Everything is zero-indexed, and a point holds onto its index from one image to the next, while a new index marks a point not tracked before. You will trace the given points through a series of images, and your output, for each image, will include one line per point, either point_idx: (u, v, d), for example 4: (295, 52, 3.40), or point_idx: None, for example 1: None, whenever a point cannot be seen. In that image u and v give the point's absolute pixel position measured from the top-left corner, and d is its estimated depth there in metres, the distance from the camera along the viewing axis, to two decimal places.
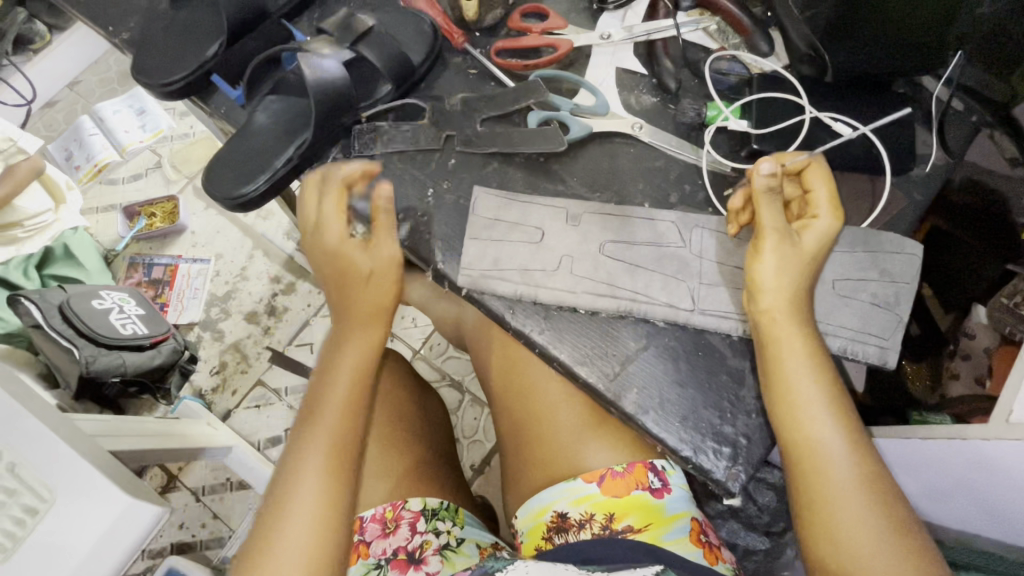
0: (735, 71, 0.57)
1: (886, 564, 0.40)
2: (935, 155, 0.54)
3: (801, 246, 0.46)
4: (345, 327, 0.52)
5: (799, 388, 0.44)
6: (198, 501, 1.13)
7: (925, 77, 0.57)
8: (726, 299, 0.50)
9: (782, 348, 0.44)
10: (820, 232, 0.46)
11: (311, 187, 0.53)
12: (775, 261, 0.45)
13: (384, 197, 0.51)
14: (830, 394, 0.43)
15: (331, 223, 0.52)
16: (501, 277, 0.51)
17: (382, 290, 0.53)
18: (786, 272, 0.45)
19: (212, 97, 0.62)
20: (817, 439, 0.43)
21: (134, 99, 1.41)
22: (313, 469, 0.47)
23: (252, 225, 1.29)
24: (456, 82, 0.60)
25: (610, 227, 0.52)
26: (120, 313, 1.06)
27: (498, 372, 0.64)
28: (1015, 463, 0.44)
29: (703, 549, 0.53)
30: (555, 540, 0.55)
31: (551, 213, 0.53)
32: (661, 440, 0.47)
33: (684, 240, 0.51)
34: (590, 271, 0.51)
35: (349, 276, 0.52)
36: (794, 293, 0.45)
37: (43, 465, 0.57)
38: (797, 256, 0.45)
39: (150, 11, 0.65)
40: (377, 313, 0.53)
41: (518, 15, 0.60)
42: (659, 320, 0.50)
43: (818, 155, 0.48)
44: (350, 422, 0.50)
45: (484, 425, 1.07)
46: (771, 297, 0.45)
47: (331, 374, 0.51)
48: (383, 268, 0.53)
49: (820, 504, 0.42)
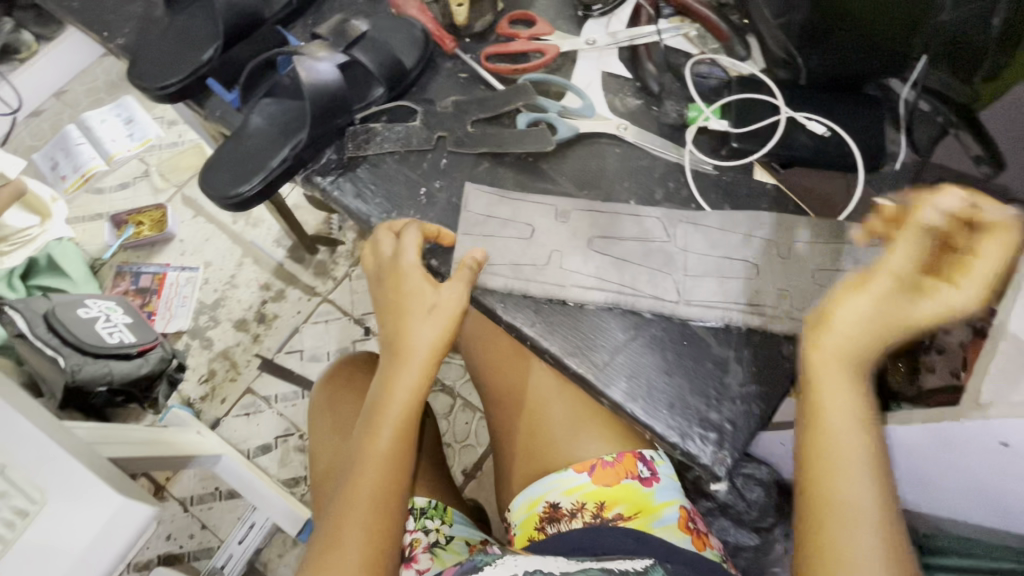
0: (714, 74, 0.60)
1: None
2: (903, 153, 0.58)
3: (911, 309, 0.40)
4: (398, 366, 0.51)
5: (838, 431, 0.40)
6: (186, 512, 1.11)
7: (893, 80, 0.60)
8: (710, 290, 0.51)
9: (830, 390, 0.41)
10: (949, 304, 0.40)
11: (382, 233, 0.54)
12: (867, 308, 0.41)
13: (474, 260, 0.51)
14: (867, 438, 0.40)
15: (402, 262, 0.51)
16: (492, 272, 0.53)
17: (439, 331, 0.50)
18: (867, 322, 0.41)
19: (207, 101, 0.63)
20: (844, 487, 0.39)
21: (122, 108, 1.40)
22: (361, 514, 0.48)
23: (241, 233, 1.30)
24: (447, 85, 0.62)
25: (598, 223, 0.54)
26: (106, 322, 1.05)
27: (491, 368, 0.65)
28: (984, 441, 0.46)
29: (691, 536, 0.55)
30: (547, 530, 0.56)
31: (540, 210, 0.55)
32: (650, 427, 0.49)
33: (668, 235, 0.53)
34: (579, 264, 0.53)
35: (407, 314, 0.51)
36: (863, 340, 0.41)
37: (35, 467, 0.56)
38: (891, 310, 0.40)
39: (145, 18, 0.66)
40: (431, 355, 0.50)
41: (506, 21, 0.63)
42: (646, 312, 0.52)
43: (1016, 222, 0.38)
44: (399, 469, 0.50)
45: (476, 429, 1.08)
46: (846, 344, 0.41)
47: (384, 416, 0.50)
48: (443, 311, 0.50)
49: (829, 541, 0.38)
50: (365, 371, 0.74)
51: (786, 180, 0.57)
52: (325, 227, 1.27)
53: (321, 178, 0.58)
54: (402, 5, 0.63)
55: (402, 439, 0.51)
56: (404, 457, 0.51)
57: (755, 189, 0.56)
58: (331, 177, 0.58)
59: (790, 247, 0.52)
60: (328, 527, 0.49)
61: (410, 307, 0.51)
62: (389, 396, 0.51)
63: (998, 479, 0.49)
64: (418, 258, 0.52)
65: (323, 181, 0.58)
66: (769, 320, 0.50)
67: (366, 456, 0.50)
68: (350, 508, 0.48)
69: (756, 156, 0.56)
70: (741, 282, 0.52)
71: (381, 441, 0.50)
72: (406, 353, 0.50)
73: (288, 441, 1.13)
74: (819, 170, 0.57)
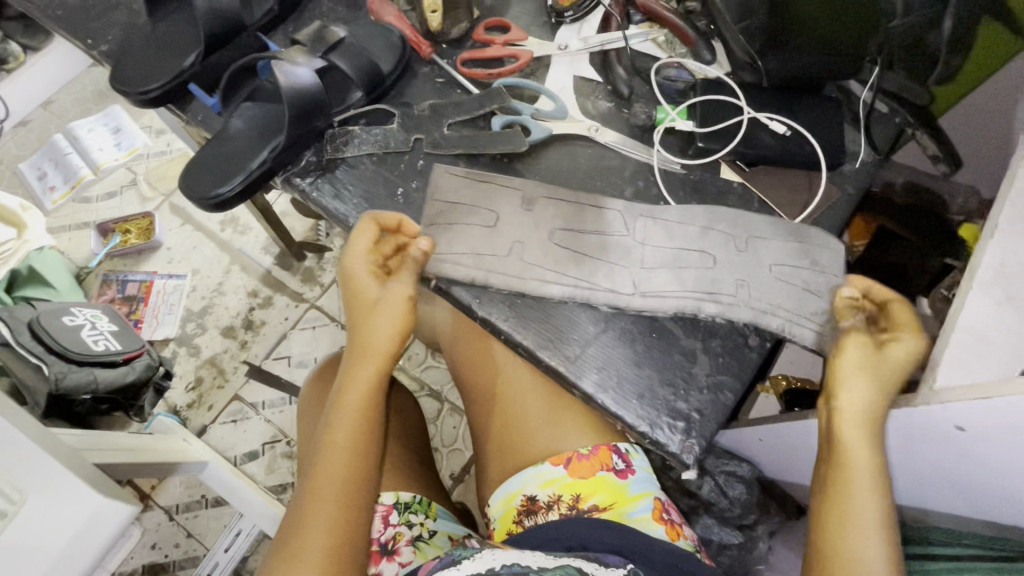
0: (682, 77, 0.62)
1: None
2: (864, 152, 0.60)
3: (887, 357, 0.47)
4: (356, 361, 0.53)
5: (858, 485, 0.45)
6: (172, 520, 1.11)
7: (852, 82, 0.63)
8: (669, 279, 0.53)
9: (853, 447, 0.46)
10: (910, 346, 0.47)
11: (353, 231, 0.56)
12: (858, 357, 0.48)
13: (422, 250, 0.53)
14: (881, 491, 0.45)
15: (354, 267, 0.54)
16: (454, 261, 0.54)
17: (393, 324, 0.53)
18: (866, 380, 0.47)
19: (189, 106, 0.65)
20: (859, 538, 0.44)
21: (110, 117, 1.42)
22: (326, 501, 0.49)
23: (228, 240, 1.30)
24: (425, 89, 0.64)
25: (564, 215, 0.56)
26: (91, 330, 1.05)
27: (468, 363, 0.66)
28: (944, 428, 0.48)
29: (665, 526, 0.56)
30: (525, 523, 0.57)
31: (509, 197, 0.56)
32: (620, 417, 0.50)
33: (628, 229, 0.55)
34: (539, 258, 0.54)
35: (364, 311, 0.54)
36: (869, 399, 0.47)
37: (10, 468, 0.54)
38: (878, 361, 0.47)
39: (129, 26, 0.68)
40: (387, 347, 0.54)
41: (481, 28, 0.65)
42: (605, 305, 0.53)
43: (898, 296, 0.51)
44: (362, 456, 0.52)
45: (463, 434, 1.08)
46: (855, 402, 0.46)
47: (344, 407, 0.53)
48: (392, 304, 0.53)
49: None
50: None
51: (751, 178, 0.59)
52: (312, 233, 1.28)
53: (301, 180, 0.60)
54: (380, 12, 0.65)
55: (362, 431, 0.52)
56: (367, 448, 0.52)
57: (721, 186, 0.58)
58: (311, 178, 0.60)
59: (746, 241, 0.55)
60: (293, 523, 0.50)
61: (368, 303, 0.54)
62: (348, 390, 0.53)
63: (957, 464, 0.51)
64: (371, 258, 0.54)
65: (304, 183, 0.60)
66: (734, 311, 0.52)
67: (326, 446, 0.51)
68: (314, 501, 0.49)
69: (721, 154, 0.58)
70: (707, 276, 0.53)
71: (342, 434, 0.51)
72: (366, 347, 0.54)
73: (275, 448, 1.13)
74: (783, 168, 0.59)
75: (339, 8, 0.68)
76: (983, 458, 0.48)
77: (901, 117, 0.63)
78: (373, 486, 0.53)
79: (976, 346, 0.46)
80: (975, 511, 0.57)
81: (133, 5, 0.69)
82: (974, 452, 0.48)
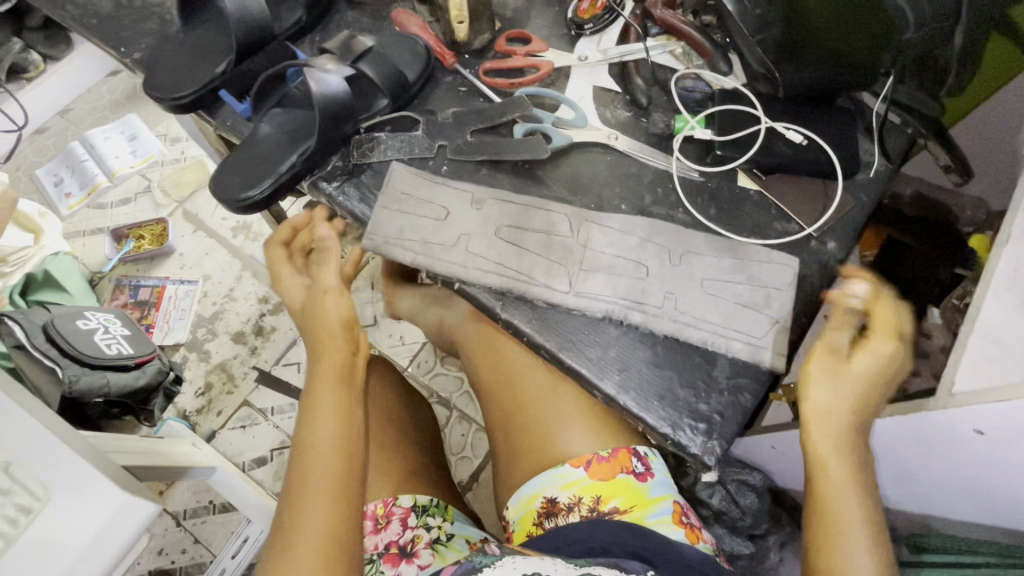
0: (699, 88, 0.64)
1: None
2: (878, 161, 0.61)
3: (851, 366, 0.49)
4: (322, 364, 0.57)
5: (841, 493, 0.47)
6: (179, 526, 1.11)
7: (864, 94, 0.63)
8: (599, 283, 0.55)
9: (829, 456, 0.47)
10: (877, 354, 0.49)
11: (276, 256, 0.64)
12: (822, 367, 0.49)
13: (328, 235, 0.62)
14: (859, 487, 0.47)
15: (286, 292, 0.62)
16: (400, 245, 0.57)
17: (336, 315, 0.59)
18: (840, 389, 0.48)
19: (218, 111, 0.66)
20: (848, 548, 0.46)
21: (126, 126, 1.45)
22: (313, 497, 0.51)
23: (240, 247, 1.32)
24: (447, 97, 0.66)
25: (507, 214, 0.58)
26: (105, 334, 1.06)
27: (483, 362, 0.68)
28: (963, 432, 0.48)
29: (685, 529, 0.57)
30: (544, 525, 0.58)
31: (458, 196, 0.59)
32: (642, 419, 0.51)
33: (572, 232, 0.57)
34: (481, 250, 0.56)
35: (307, 315, 0.60)
36: (841, 406, 0.48)
37: (39, 463, 0.55)
38: (843, 374, 0.49)
39: (162, 34, 0.70)
40: (338, 338, 0.58)
41: (503, 39, 0.67)
42: (540, 302, 0.55)
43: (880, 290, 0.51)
44: (346, 450, 0.54)
45: (472, 441, 1.09)
46: (824, 408, 0.48)
47: (317, 408, 0.55)
48: (317, 300, 0.60)
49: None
50: None
51: (768, 185, 0.60)
52: None
53: (327, 184, 0.61)
54: (406, 23, 0.68)
55: (340, 426, 0.55)
56: (347, 439, 0.54)
57: (738, 194, 0.60)
58: (337, 183, 0.61)
59: (744, 251, 0.56)
60: (284, 525, 0.51)
61: (309, 306, 0.60)
62: (317, 390, 0.56)
63: (977, 467, 0.51)
64: (292, 278, 0.63)
65: (330, 187, 0.61)
66: (681, 310, 0.54)
67: (306, 446, 0.54)
68: (305, 500, 0.51)
69: (739, 162, 0.59)
70: (724, 282, 0.55)
71: (319, 433, 0.54)
72: (326, 344, 0.58)
73: (284, 454, 1.13)
74: (799, 176, 0.60)
75: (364, 19, 0.70)
76: (1002, 462, 0.48)
77: (913, 128, 0.63)
78: (359, 477, 0.55)
79: (992, 352, 0.46)
80: (998, 518, 0.56)
81: (165, 15, 0.71)
82: (989, 454, 0.48)
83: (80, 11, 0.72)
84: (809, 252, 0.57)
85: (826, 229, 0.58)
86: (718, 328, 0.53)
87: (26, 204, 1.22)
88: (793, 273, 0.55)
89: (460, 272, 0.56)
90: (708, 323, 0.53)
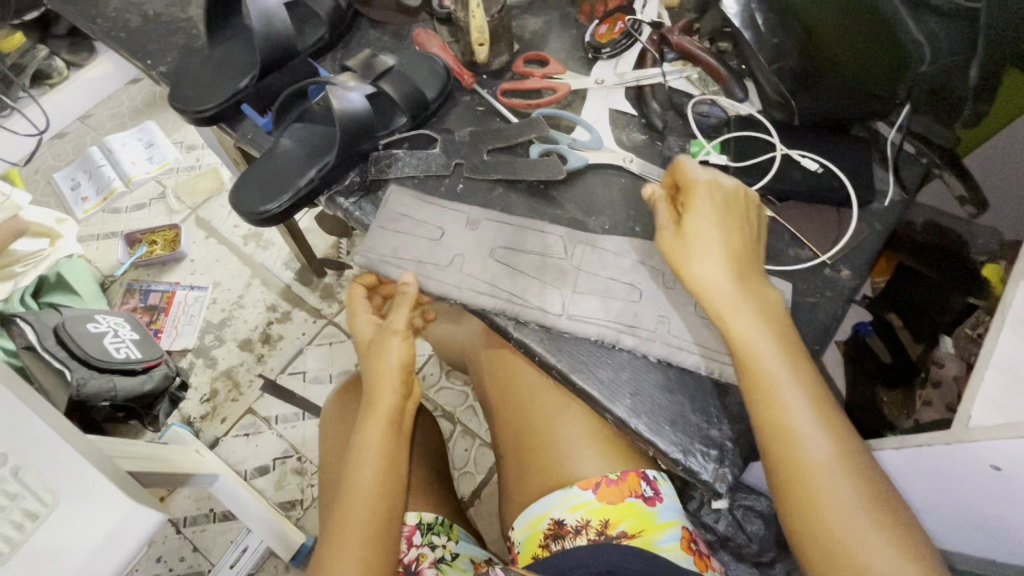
0: (714, 113, 0.64)
1: (874, 544, 0.43)
2: (893, 190, 0.61)
3: (694, 228, 0.50)
4: (374, 403, 0.57)
5: (784, 393, 0.46)
6: (178, 534, 1.10)
7: (879, 124, 0.63)
8: (592, 306, 0.55)
9: (745, 338, 0.47)
10: (705, 200, 0.51)
11: (355, 291, 0.65)
12: (671, 243, 0.51)
13: (408, 290, 0.56)
14: (797, 376, 0.47)
15: (359, 328, 0.63)
16: (396, 265, 0.58)
17: (395, 356, 0.58)
18: (712, 259, 0.49)
19: (240, 125, 0.68)
20: (793, 425, 0.46)
21: (144, 132, 1.48)
22: (352, 536, 0.53)
23: (251, 255, 1.33)
24: (465, 116, 0.67)
25: (503, 235, 0.59)
26: (114, 337, 1.07)
27: (490, 381, 0.68)
28: (980, 467, 0.47)
29: (693, 556, 0.56)
30: (551, 547, 0.57)
31: (453, 216, 0.60)
32: (654, 443, 0.50)
33: (566, 253, 0.57)
34: (476, 271, 0.57)
35: (368, 350, 0.60)
36: (713, 270, 0.49)
37: (48, 469, 0.55)
38: (692, 237, 0.50)
39: (188, 48, 0.72)
40: (394, 383, 0.58)
41: (521, 60, 0.68)
42: (533, 323, 0.55)
43: (682, 158, 0.54)
44: (385, 499, 0.55)
45: (475, 456, 1.08)
46: (706, 281, 0.49)
47: (363, 449, 0.56)
48: (384, 337, 0.59)
49: (799, 488, 0.45)
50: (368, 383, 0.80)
51: (782, 212, 0.60)
52: (334, 251, 1.30)
53: (345, 200, 0.63)
54: (426, 43, 0.69)
55: (385, 468, 0.56)
56: (388, 486, 0.55)
57: None
58: (354, 199, 0.63)
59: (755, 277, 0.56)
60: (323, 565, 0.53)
61: (375, 344, 0.60)
62: (366, 431, 0.57)
63: (994, 504, 0.50)
64: (366, 317, 0.63)
65: (346, 203, 0.63)
66: (674, 333, 0.54)
67: (351, 488, 0.55)
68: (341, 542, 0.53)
69: (754, 189, 0.59)
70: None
71: (362, 477, 0.55)
72: (380, 387, 0.58)
73: (286, 464, 1.13)
74: (813, 203, 0.60)
75: (385, 37, 0.72)
76: (1021, 500, 0.47)
77: (927, 159, 0.63)
78: (397, 520, 0.56)
79: (1007, 384, 0.45)
80: (1016, 556, 0.54)
81: (192, 29, 0.73)
82: (1007, 491, 0.47)
83: (109, 23, 0.74)
84: (822, 279, 0.57)
85: (840, 257, 0.58)
86: (708, 353, 0.53)
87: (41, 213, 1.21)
88: (790, 296, 0.56)
89: (472, 290, 0.56)
90: (701, 346, 0.53)
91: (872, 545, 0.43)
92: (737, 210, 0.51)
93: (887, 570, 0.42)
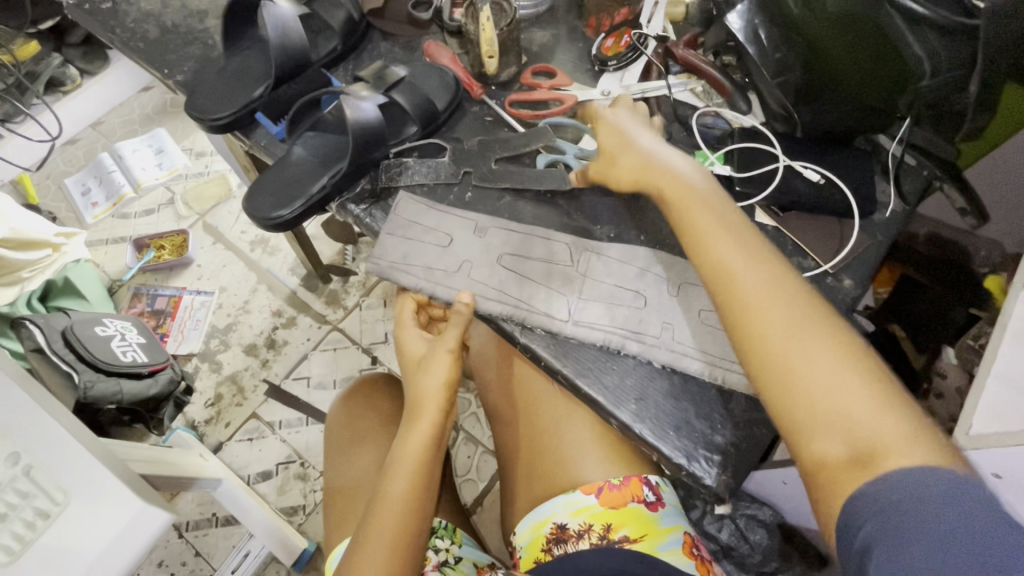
0: (718, 126, 0.66)
1: (818, 361, 0.41)
2: (893, 203, 0.61)
3: (609, 146, 0.57)
4: (417, 419, 0.57)
5: (711, 236, 0.48)
6: (180, 538, 1.10)
7: (881, 136, 0.65)
8: (599, 312, 0.56)
9: (671, 198, 0.52)
10: (611, 127, 0.58)
11: (406, 302, 0.61)
12: (595, 167, 0.58)
13: (462, 309, 0.56)
14: (722, 222, 0.49)
15: (411, 344, 0.60)
16: (406, 269, 0.59)
17: (441, 374, 0.57)
18: (634, 156, 0.55)
19: (254, 133, 0.70)
20: (721, 260, 0.47)
21: (154, 139, 1.50)
22: (378, 547, 0.53)
23: (257, 260, 1.34)
24: (474, 126, 0.68)
25: (511, 241, 0.60)
26: (121, 341, 1.08)
27: (498, 388, 0.69)
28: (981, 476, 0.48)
29: (696, 561, 0.56)
30: (553, 552, 0.57)
31: (461, 223, 0.61)
32: (657, 448, 0.51)
33: (573, 260, 0.59)
34: (485, 276, 0.58)
35: (413, 364, 0.60)
36: (631, 164, 0.55)
37: (59, 468, 0.55)
38: (606, 158, 0.57)
39: (205, 59, 0.74)
40: (438, 402, 0.57)
41: (529, 72, 0.69)
42: (540, 328, 0.56)
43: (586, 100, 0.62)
44: (415, 516, 0.56)
45: (478, 463, 1.08)
46: (623, 177, 0.56)
47: (400, 462, 0.56)
48: (437, 353, 0.58)
49: (740, 319, 0.44)
50: (384, 393, 0.81)
51: (785, 222, 0.61)
52: (339, 258, 1.31)
53: (355, 207, 0.64)
54: (436, 55, 0.71)
55: (418, 483, 0.56)
56: (419, 502, 0.56)
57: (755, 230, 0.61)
58: (364, 206, 0.64)
59: None
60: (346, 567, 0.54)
61: (425, 361, 0.59)
62: (405, 446, 0.57)
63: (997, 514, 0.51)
64: (415, 334, 0.61)
65: (357, 210, 0.64)
66: (679, 340, 0.54)
67: (383, 501, 0.55)
68: (370, 543, 0.54)
69: (757, 200, 0.61)
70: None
71: (394, 490, 0.55)
72: (424, 405, 0.57)
73: (289, 469, 1.13)
74: (814, 214, 0.61)
75: (396, 49, 0.73)
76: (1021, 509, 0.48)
77: (928, 170, 0.64)
78: (422, 535, 0.57)
79: (1009, 395, 0.45)
80: None
81: (208, 40, 0.75)
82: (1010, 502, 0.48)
83: (127, 34, 0.76)
84: (824, 289, 0.58)
85: (841, 267, 0.59)
86: (713, 360, 0.53)
87: (39, 224, 1.15)
88: None
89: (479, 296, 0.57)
90: (706, 353, 0.54)
91: (818, 363, 0.41)
92: (640, 131, 0.58)
93: (835, 386, 0.40)
